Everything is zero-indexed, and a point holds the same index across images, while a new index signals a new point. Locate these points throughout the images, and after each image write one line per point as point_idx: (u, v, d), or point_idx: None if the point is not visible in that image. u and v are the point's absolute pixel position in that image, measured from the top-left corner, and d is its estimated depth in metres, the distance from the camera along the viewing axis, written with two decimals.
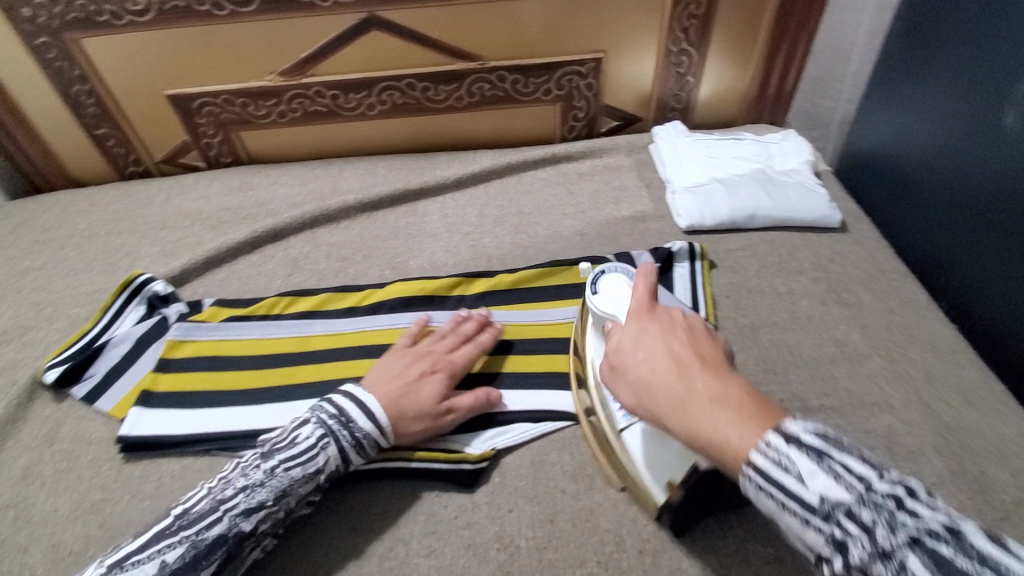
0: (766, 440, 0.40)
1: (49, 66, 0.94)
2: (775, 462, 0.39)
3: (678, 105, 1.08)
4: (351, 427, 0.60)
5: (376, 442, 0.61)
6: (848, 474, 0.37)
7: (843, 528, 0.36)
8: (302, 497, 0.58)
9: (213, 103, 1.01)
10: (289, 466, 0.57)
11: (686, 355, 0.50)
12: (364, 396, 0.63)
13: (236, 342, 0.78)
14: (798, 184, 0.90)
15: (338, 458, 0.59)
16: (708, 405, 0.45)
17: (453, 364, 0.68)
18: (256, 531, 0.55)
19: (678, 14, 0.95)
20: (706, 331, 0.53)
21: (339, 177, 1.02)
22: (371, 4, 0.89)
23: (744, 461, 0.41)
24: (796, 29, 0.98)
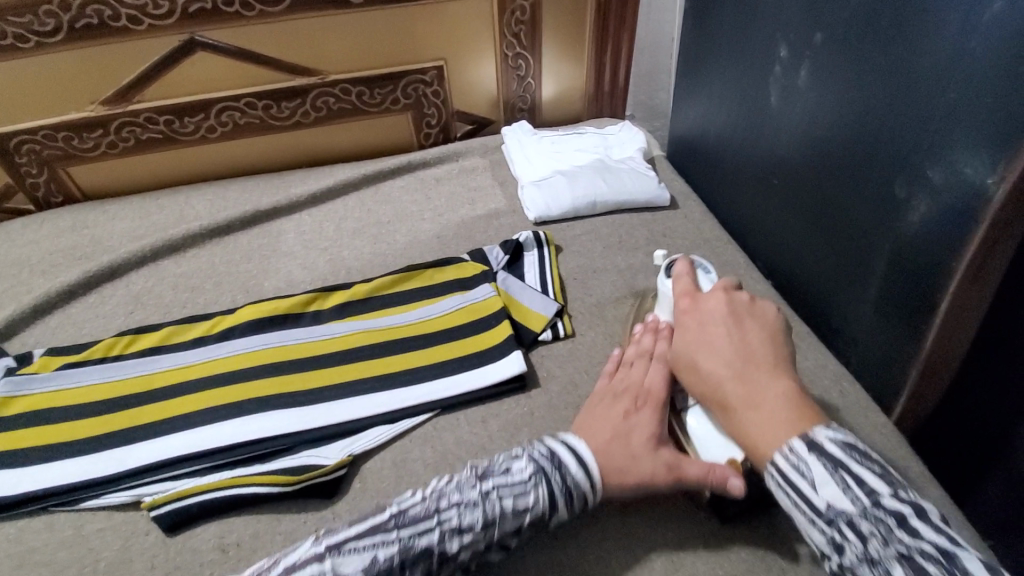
0: (790, 447, 0.49)
1: None
2: (794, 466, 0.48)
3: (525, 106, 1.14)
4: (565, 468, 0.55)
5: (588, 492, 0.55)
6: (857, 488, 0.46)
7: (843, 534, 0.45)
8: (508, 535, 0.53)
9: (33, 141, 0.94)
10: (503, 493, 0.53)
11: (730, 353, 0.56)
12: (554, 451, 0.56)
13: (72, 388, 0.74)
14: (632, 170, 0.99)
15: (548, 501, 0.53)
16: (740, 407, 0.53)
17: (658, 393, 0.61)
18: (456, 558, 0.50)
19: (507, 21, 1.01)
20: (757, 325, 0.59)
21: (186, 205, 0.98)
22: (192, 25, 0.87)
23: (770, 462, 0.49)
24: (616, 30, 1.08)
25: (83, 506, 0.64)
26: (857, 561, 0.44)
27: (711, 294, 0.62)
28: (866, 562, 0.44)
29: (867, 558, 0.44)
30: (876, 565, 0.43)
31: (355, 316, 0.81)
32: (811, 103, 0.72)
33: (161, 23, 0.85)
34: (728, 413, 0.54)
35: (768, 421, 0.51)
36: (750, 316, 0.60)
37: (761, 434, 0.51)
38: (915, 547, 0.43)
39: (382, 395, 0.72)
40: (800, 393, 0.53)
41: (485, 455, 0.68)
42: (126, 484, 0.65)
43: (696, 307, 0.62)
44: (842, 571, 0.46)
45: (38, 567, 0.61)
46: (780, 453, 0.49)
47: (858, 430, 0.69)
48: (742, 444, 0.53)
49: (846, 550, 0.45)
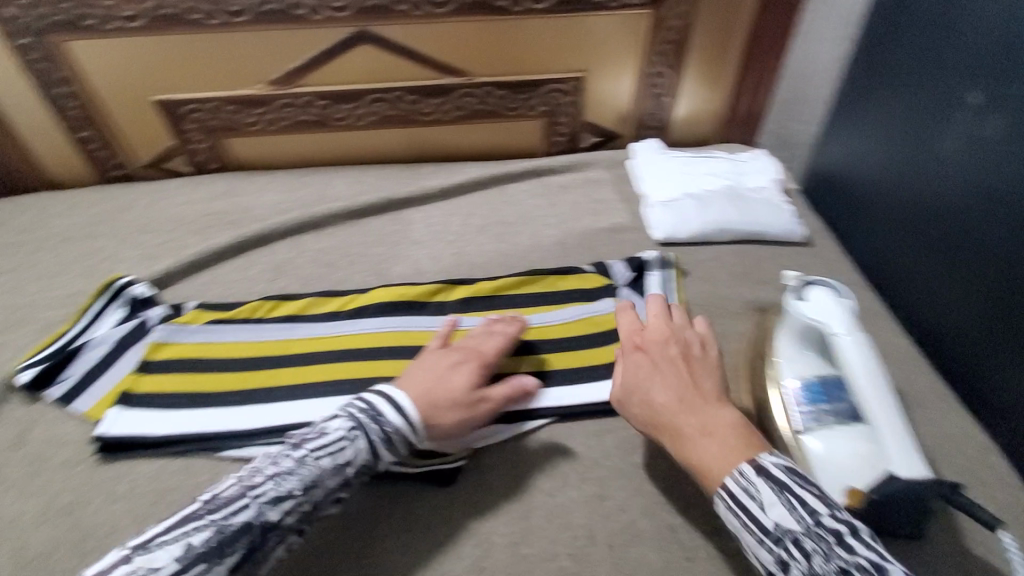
0: (740, 470, 0.53)
1: (31, 67, 0.94)
2: (744, 488, 0.52)
3: (656, 123, 1.13)
4: (380, 419, 0.60)
5: (404, 433, 0.61)
6: (800, 507, 0.50)
7: (789, 552, 0.48)
8: (338, 488, 0.57)
9: (201, 110, 1.01)
10: (315, 455, 0.57)
11: (633, 391, 0.63)
12: (401, 399, 0.62)
13: (218, 343, 0.79)
14: (766, 201, 0.95)
15: (368, 451, 0.59)
16: (677, 437, 0.58)
17: (484, 354, 0.70)
18: (281, 523, 0.54)
19: (656, 39, 1.01)
20: (629, 367, 0.65)
21: (327, 185, 1.05)
22: (364, 20, 0.92)
23: (720, 486, 0.54)
24: (763, 58, 1.05)
25: (220, 455, 0.69)
26: None
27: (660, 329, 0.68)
28: None
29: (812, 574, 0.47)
30: None
31: (478, 316, 0.82)
32: (995, 154, 0.67)
33: (336, 16, 0.92)
34: (683, 442, 0.57)
35: (718, 448, 0.55)
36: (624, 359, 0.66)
37: (702, 464, 0.55)
38: (853, 562, 0.46)
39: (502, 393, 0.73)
40: (744, 421, 0.58)
41: (602, 470, 0.67)
42: (262, 440, 0.69)
43: (647, 343, 0.67)
44: None
45: (177, 503, 0.65)
46: (727, 485, 0.53)
47: (1008, 511, 0.63)
48: (691, 472, 0.57)
49: (790, 567, 0.48)
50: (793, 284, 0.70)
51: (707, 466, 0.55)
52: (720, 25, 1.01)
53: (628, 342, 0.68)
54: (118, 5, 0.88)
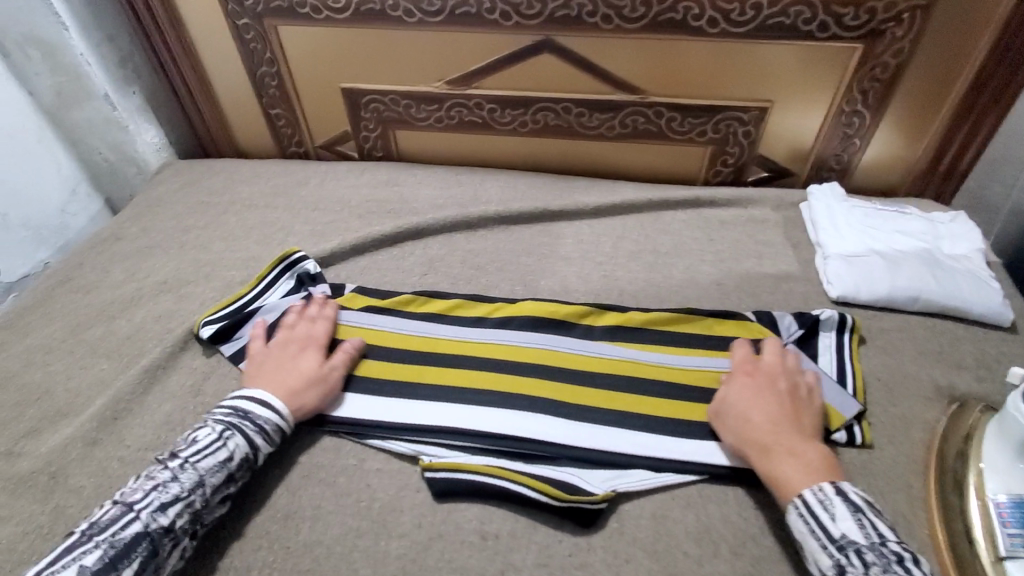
0: (821, 487, 0.58)
1: (245, 47, 1.03)
2: (820, 500, 0.57)
3: (837, 166, 1.03)
4: (252, 415, 0.67)
5: (275, 426, 0.67)
6: (870, 526, 0.55)
7: (849, 559, 0.53)
8: (223, 484, 0.62)
9: (380, 102, 1.06)
10: (196, 460, 0.62)
11: (733, 403, 0.67)
12: (268, 399, 0.69)
13: (372, 330, 0.82)
14: (969, 273, 0.83)
15: (246, 445, 0.65)
16: (761, 449, 0.63)
17: (318, 337, 0.78)
18: (173, 526, 0.58)
19: (861, 76, 0.91)
20: (739, 380, 0.69)
21: (481, 187, 1.06)
22: (552, 29, 0.92)
23: (796, 494, 0.58)
24: (986, 109, 0.91)
25: (369, 442, 0.71)
26: None
27: (776, 360, 0.70)
28: None
29: None
30: None
31: (625, 347, 0.79)
32: None
33: (526, 24, 0.92)
34: (773, 459, 0.61)
35: (804, 469, 0.60)
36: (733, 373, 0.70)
37: (779, 476, 0.60)
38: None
39: (651, 438, 0.70)
40: (832, 458, 0.62)
41: (754, 548, 0.63)
42: (410, 437, 0.71)
43: (760, 371, 0.69)
44: None
45: (330, 483, 0.69)
46: (804, 498, 0.57)
47: None
48: (770, 486, 0.61)
49: (848, 572, 0.53)
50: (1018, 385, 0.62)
51: (785, 480, 0.60)
52: (942, 67, 0.89)
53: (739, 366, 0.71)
54: None
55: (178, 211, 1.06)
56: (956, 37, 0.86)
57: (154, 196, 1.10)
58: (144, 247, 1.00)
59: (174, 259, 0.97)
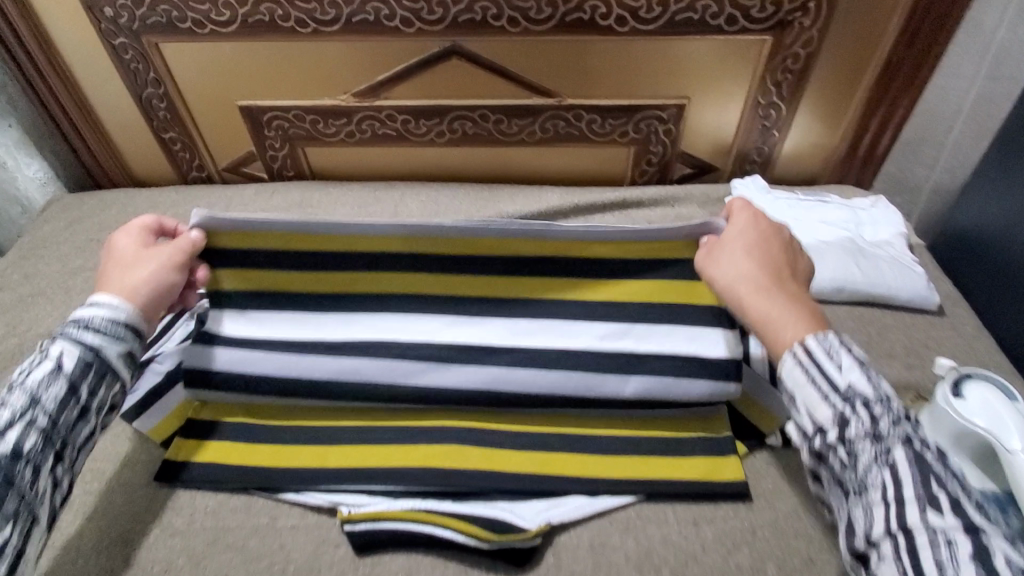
0: (826, 335, 0.50)
1: (126, 67, 0.94)
2: (827, 350, 0.49)
3: (758, 159, 1.03)
4: (80, 322, 0.57)
5: (114, 322, 0.58)
6: (878, 378, 0.48)
7: (856, 411, 0.47)
8: (71, 396, 0.55)
9: (283, 118, 0.99)
10: (26, 381, 0.54)
11: (733, 250, 0.58)
12: (102, 300, 0.58)
13: (287, 232, 0.66)
14: (891, 259, 0.84)
15: (79, 349, 0.56)
16: (760, 287, 0.55)
17: (132, 230, 0.65)
18: (18, 447, 0.51)
19: (774, 67, 0.90)
20: (741, 222, 0.60)
21: (401, 203, 1.00)
22: (456, 34, 0.87)
23: (800, 343, 0.50)
24: (895, 93, 0.93)
25: (282, 497, 0.65)
26: (860, 436, 0.47)
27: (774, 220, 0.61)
28: (869, 437, 0.47)
29: (871, 434, 0.47)
30: (879, 442, 0.46)
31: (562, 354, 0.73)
32: None
33: (429, 29, 0.87)
34: (771, 303, 0.53)
35: (799, 316, 0.52)
36: (734, 217, 0.62)
37: (776, 315, 0.53)
38: (916, 438, 0.46)
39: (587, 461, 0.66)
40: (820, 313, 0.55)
41: (696, 568, 0.60)
42: (325, 487, 0.64)
43: (761, 224, 0.60)
44: (834, 447, 0.48)
45: (237, 548, 0.62)
46: (806, 337, 0.50)
47: None
48: (760, 331, 0.53)
49: (851, 424, 0.47)
50: (947, 377, 0.62)
51: (783, 320, 0.52)
52: (849, 54, 0.90)
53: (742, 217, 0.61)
54: (213, 9, 0.86)
55: (63, 252, 0.95)
56: (858, 26, 0.87)
57: (36, 237, 0.98)
58: (23, 296, 0.88)
59: (58, 307, 0.87)
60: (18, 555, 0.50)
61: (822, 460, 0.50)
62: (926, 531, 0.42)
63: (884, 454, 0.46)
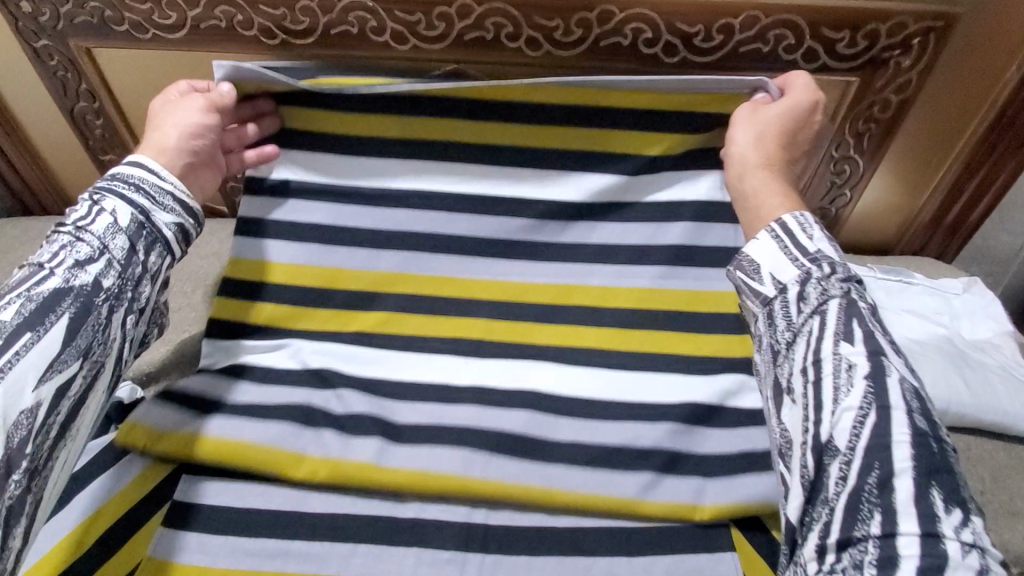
0: (800, 218, 0.48)
1: (51, 75, 0.76)
2: (800, 227, 0.47)
3: (823, 220, 0.85)
4: (133, 181, 0.50)
5: (166, 191, 0.52)
6: (835, 250, 0.46)
7: (818, 272, 0.45)
8: (134, 256, 0.49)
9: None
10: (87, 222, 0.47)
11: (752, 117, 0.58)
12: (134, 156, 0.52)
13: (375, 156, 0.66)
14: (1001, 370, 0.66)
15: (145, 206, 0.50)
16: (766, 155, 0.56)
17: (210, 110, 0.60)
18: (100, 286, 0.46)
19: (856, 115, 0.72)
20: (791, 94, 0.58)
21: None
22: (462, 56, 0.69)
23: (776, 219, 0.49)
24: (1005, 153, 0.74)
25: None
26: (812, 288, 0.44)
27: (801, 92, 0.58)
28: (817, 295, 0.44)
29: (822, 294, 0.44)
30: (822, 297, 0.44)
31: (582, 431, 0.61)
32: None
33: (428, 48, 0.69)
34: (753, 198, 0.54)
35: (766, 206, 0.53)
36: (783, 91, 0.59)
37: (762, 188, 0.54)
38: (860, 298, 0.44)
39: None
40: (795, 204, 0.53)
41: None
42: None
43: (787, 97, 0.58)
44: (783, 299, 0.45)
45: None
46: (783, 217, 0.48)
47: None
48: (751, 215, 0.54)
49: (812, 282, 0.44)
50: None
51: (761, 199, 0.54)
52: (951, 103, 0.72)
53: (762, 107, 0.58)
54: (155, 9, 0.68)
55: None
56: (967, 70, 0.69)
57: None
58: None
59: None
60: (75, 408, 0.46)
61: (767, 315, 0.47)
62: (840, 362, 0.41)
63: (823, 308, 0.43)
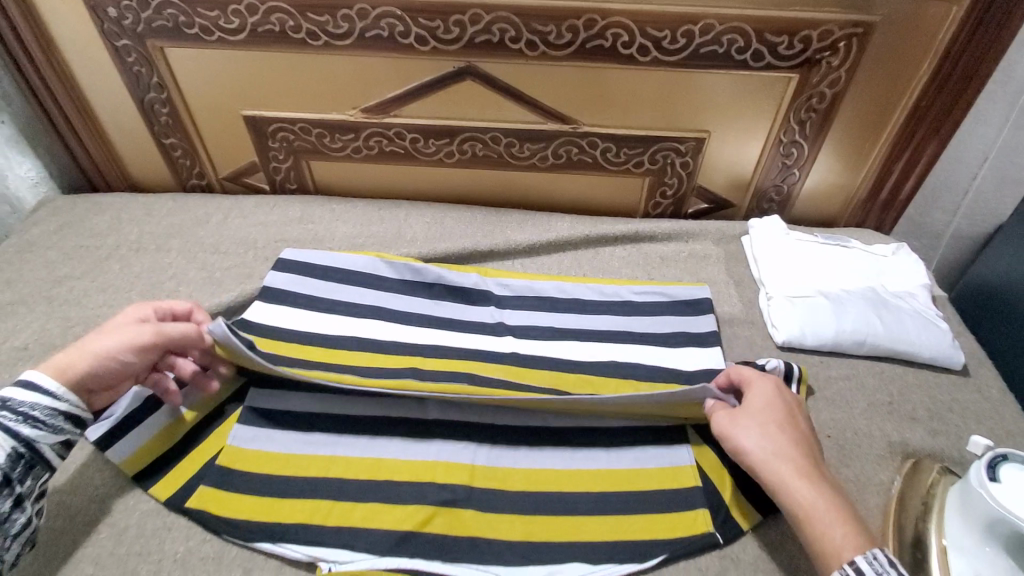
0: (872, 554, 0.46)
1: (128, 70, 0.91)
2: (880, 573, 0.44)
3: (778, 197, 0.99)
4: (11, 404, 0.53)
5: (55, 412, 0.55)
6: None
7: None
8: (10, 487, 0.52)
9: (289, 131, 0.96)
10: None
11: (746, 424, 0.57)
12: (29, 376, 0.55)
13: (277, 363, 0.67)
14: (915, 312, 0.80)
15: (23, 437, 0.53)
16: (783, 456, 0.53)
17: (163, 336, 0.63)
18: None
19: (798, 105, 0.87)
20: (761, 394, 0.60)
21: (404, 223, 0.96)
22: (472, 55, 0.84)
23: (848, 566, 0.46)
24: (925, 137, 0.88)
25: (257, 546, 0.59)
26: None
27: (762, 387, 0.61)
28: None
29: None
30: None
31: (573, 356, 0.76)
32: None
33: (444, 48, 0.84)
34: (807, 525, 0.49)
35: (829, 529, 0.48)
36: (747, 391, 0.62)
37: (814, 511, 0.50)
38: None
39: (591, 519, 0.61)
40: (844, 509, 0.50)
41: None
42: (304, 539, 0.59)
43: (758, 403, 0.59)
44: None
45: None
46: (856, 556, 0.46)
47: None
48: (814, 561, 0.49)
49: None
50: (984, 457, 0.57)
51: (828, 518, 0.49)
52: (876, 97, 0.87)
53: (748, 409, 0.59)
54: (221, 16, 0.83)
55: (51, 258, 0.91)
56: (885, 69, 0.84)
57: (23, 239, 0.94)
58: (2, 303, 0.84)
59: (36, 317, 0.82)
60: None
61: None
62: None
63: None
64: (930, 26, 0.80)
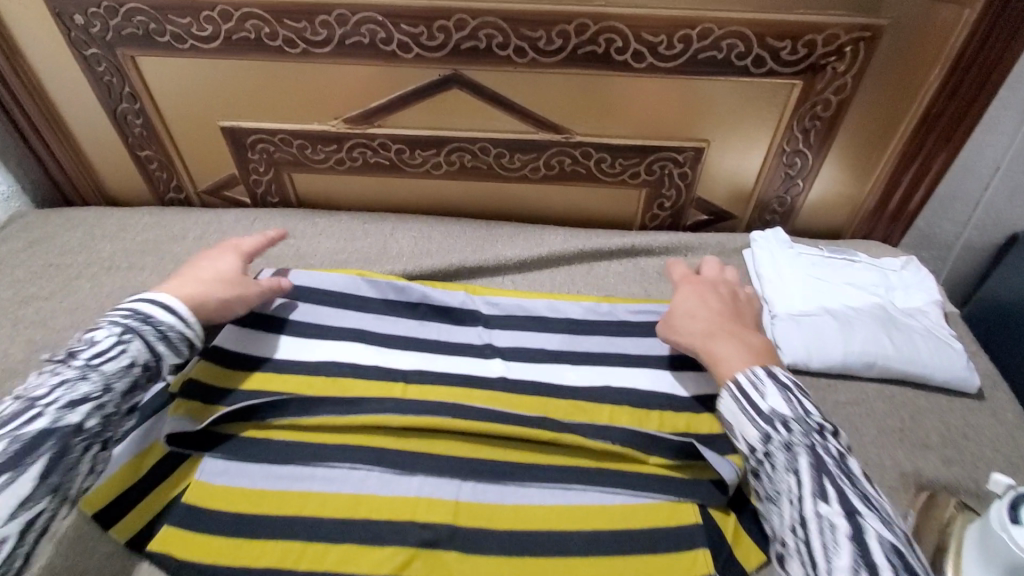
0: (761, 374, 0.58)
1: (98, 79, 0.87)
2: (754, 383, 0.58)
3: (781, 209, 0.95)
4: (152, 321, 0.60)
5: (182, 336, 0.62)
6: (799, 404, 0.56)
7: (780, 428, 0.54)
8: (130, 396, 0.57)
9: (269, 142, 0.91)
10: (98, 364, 0.56)
11: (687, 301, 0.69)
12: (166, 297, 0.63)
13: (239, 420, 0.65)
14: (927, 332, 0.75)
15: (146, 349, 0.59)
16: (709, 319, 0.66)
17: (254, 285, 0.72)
18: (84, 426, 0.53)
19: (802, 113, 0.83)
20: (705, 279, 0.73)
21: (390, 237, 0.92)
22: (458, 62, 0.80)
23: (732, 380, 0.59)
24: (936, 145, 0.84)
25: None
26: (779, 447, 0.54)
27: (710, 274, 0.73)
28: (784, 449, 0.54)
29: (785, 445, 0.54)
30: (790, 452, 0.53)
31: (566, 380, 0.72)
32: None
33: (428, 56, 0.80)
34: (715, 362, 0.62)
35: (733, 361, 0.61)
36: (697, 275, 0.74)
37: (726, 352, 0.62)
38: (830, 451, 0.53)
39: (583, 559, 0.57)
40: (755, 351, 0.62)
41: None
42: None
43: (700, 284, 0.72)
44: (762, 457, 0.55)
45: None
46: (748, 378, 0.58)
47: None
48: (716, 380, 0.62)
49: (777, 445, 0.54)
50: (1006, 497, 0.52)
51: (728, 355, 0.62)
52: (883, 104, 0.83)
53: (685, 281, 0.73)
54: (194, 23, 0.79)
55: (18, 276, 0.87)
56: (893, 75, 0.80)
57: None
58: None
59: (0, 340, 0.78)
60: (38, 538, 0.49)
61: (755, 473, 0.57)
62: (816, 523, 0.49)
63: (794, 463, 0.52)
64: (941, 31, 0.75)
